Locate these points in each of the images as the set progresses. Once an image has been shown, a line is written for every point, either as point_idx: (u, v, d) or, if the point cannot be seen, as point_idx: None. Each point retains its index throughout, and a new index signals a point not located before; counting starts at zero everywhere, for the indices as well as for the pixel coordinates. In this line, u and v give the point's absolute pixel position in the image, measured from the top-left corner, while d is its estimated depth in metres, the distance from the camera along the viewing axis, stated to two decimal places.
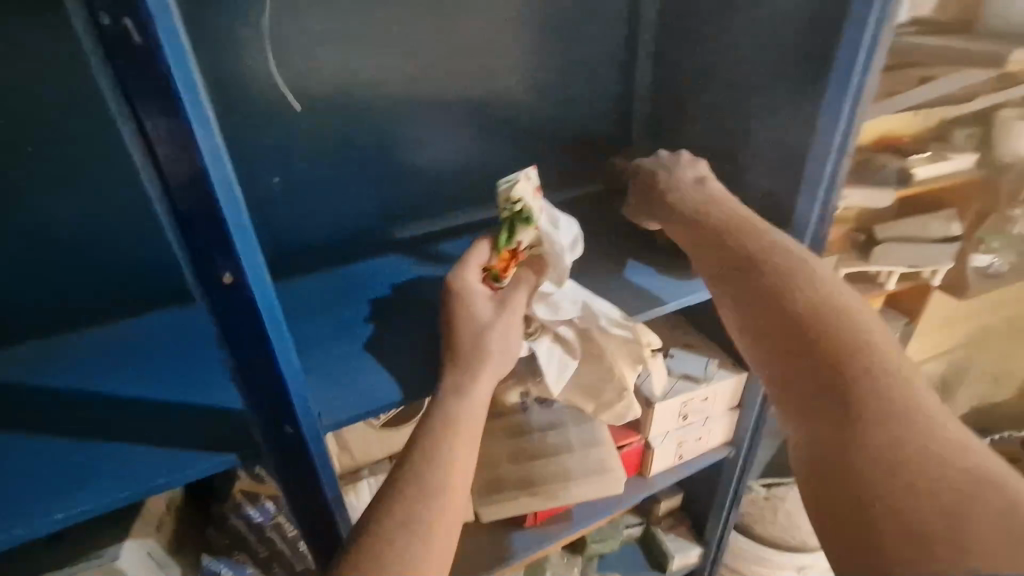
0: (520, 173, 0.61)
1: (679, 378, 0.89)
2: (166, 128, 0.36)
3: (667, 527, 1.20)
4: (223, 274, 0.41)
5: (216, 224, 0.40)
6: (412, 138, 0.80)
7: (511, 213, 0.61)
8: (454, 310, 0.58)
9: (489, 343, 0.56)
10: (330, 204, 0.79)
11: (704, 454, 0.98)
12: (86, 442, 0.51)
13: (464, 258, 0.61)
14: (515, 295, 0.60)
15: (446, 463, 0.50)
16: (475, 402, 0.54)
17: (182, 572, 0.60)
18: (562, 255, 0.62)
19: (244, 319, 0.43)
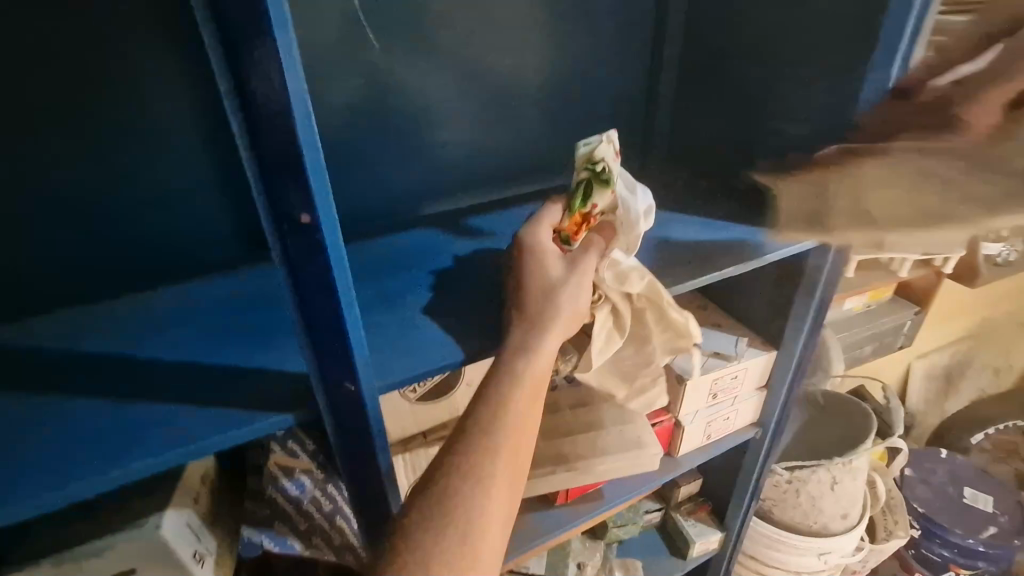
0: (602, 137, 0.62)
1: (710, 356, 0.89)
2: (254, 63, 0.35)
3: (687, 512, 1.18)
4: (299, 216, 0.41)
5: (294, 163, 0.39)
6: (444, 110, 0.78)
7: (590, 173, 0.61)
8: (529, 266, 0.58)
9: (559, 298, 0.56)
10: (362, 177, 0.78)
11: (731, 434, 0.98)
12: (137, 406, 0.52)
13: (536, 218, 0.62)
14: (586, 258, 0.59)
15: (512, 414, 0.50)
16: (542, 356, 0.53)
17: (218, 546, 0.59)
18: (637, 221, 0.62)
19: (314, 268, 0.43)
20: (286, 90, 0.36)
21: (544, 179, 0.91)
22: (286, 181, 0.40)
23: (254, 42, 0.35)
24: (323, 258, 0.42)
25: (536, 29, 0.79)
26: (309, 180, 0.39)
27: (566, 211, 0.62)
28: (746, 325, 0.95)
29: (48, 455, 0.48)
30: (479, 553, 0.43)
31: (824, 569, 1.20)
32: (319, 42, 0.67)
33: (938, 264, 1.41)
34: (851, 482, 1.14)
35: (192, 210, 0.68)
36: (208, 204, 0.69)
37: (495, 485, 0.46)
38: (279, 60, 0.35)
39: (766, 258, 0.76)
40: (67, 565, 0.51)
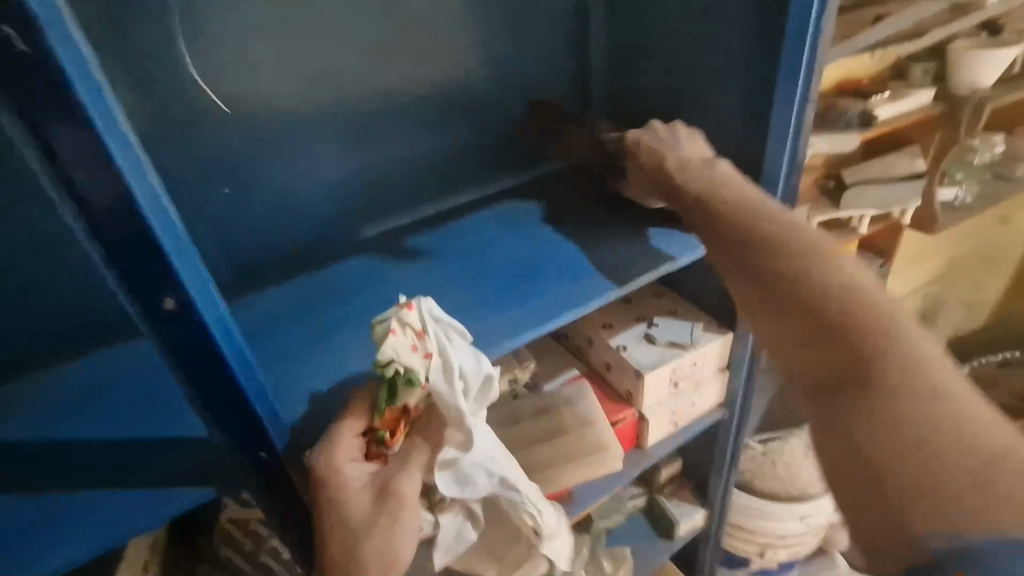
0: (393, 327, 0.53)
1: (666, 346, 0.88)
2: (101, 174, 0.37)
3: (670, 493, 1.20)
4: (164, 300, 0.42)
5: (152, 251, 0.40)
6: (369, 136, 0.77)
7: (388, 377, 0.53)
8: (328, 493, 0.52)
9: (395, 485, 0.55)
10: (296, 205, 0.76)
11: (700, 417, 0.98)
12: (59, 494, 0.52)
13: (333, 435, 0.54)
14: (405, 479, 0.56)
15: (365, 542, 0.53)
16: (400, 493, 0.55)
17: None
18: (458, 411, 0.57)
19: (196, 345, 0.45)
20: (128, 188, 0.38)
21: (482, 186, 0.90)
22: (149, 268, 0.41)
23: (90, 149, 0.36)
24: (203, 334, 0.44)
25: (455, 38, 0.78)
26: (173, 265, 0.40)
27: (374, 410, 0.55)
28: (702, 309, 0.94)
29: None
30: None
31: (807, 531, 1.23)
32: (226, 81, 0.66)
33: (897, 215, 1.39)
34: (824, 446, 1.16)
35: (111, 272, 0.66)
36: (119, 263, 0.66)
37: None
38: (117, 163, 0.37)
39: (664, 268, 0.75)
40: None
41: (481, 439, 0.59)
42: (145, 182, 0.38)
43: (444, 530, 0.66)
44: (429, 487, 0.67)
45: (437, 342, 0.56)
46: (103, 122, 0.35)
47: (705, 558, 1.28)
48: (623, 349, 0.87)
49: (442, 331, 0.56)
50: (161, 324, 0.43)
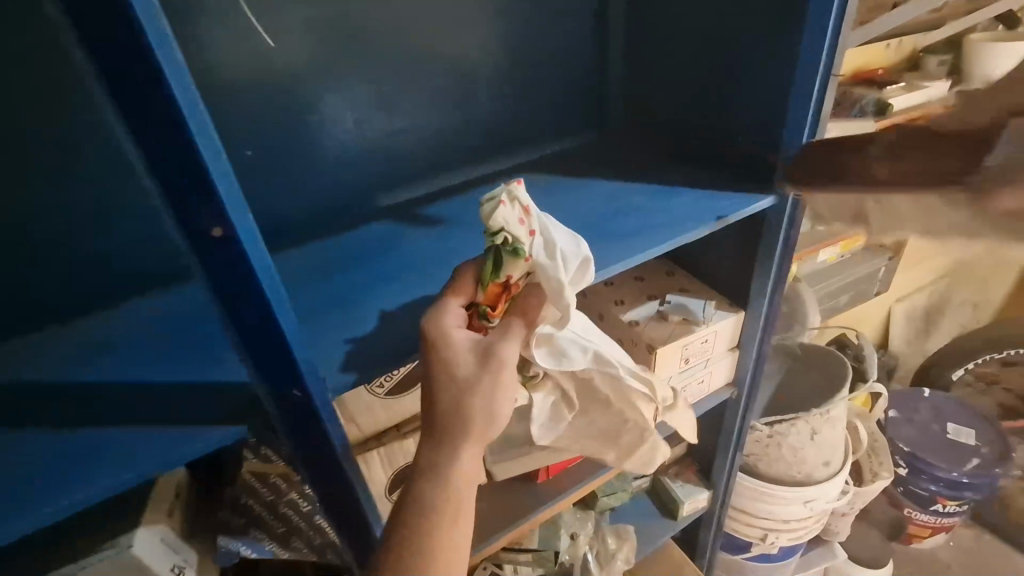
0: (501, 197, 0.55)
1: (678, 322, 0.89)
2: (150, 96, 0.36)
3: (675, 474, 1.21)
4: (211, 229, 0.41)
5: (199, 179, 0.39)
6: (389, 102, 0.78)
7: (495, 244, 0.56)
8: (438, 349, 0.53)
9: (497, 348, 0.54)
10: (318, 170, 0.77)
11: (708, 396, 0.99)
12: (82, 433, 0.52)
13: (442, 299, 0.56)
14: (505, 344, 0.55)
15: (467, 397, 0.52)
16: (503, 355, 0.54)
17: (197, 557, 0.60)
18: (559, 286, 0.57)
19: (239, 279, 0.44)
20: (178, 109, 0.37)
21: (499, 160, 0.91)
22: (196, 196, 0.40)
23: (137, 68, 0.35)
24: (247, 267, 0.43)
25: (478, 10, 0.79)
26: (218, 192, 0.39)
27: (479, 282, 0.58)
28: (714, 287, 0.95)
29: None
30: (454, 532, 0.51)
31: (811, 515, 1.24)
32: (255, 42, 0.67)
33: None
34: (830, 431, 1.17)
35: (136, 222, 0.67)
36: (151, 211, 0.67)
37: (460, 458, 0.53)
38: (165, 82, 0.36)
39: (683, 239, 0.75)
40: None
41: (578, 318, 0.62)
42: (195, 101, 0.37)
43: (537, 406, 0.67)
44: (526, 363, 0.67)
45: (539, 221, 0.58)
46: (156, 41, 0.35)
47: (706, 540, 1.29)
48: (636, 325, 0.89)
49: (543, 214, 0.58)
50: (206, 255, 0.43)
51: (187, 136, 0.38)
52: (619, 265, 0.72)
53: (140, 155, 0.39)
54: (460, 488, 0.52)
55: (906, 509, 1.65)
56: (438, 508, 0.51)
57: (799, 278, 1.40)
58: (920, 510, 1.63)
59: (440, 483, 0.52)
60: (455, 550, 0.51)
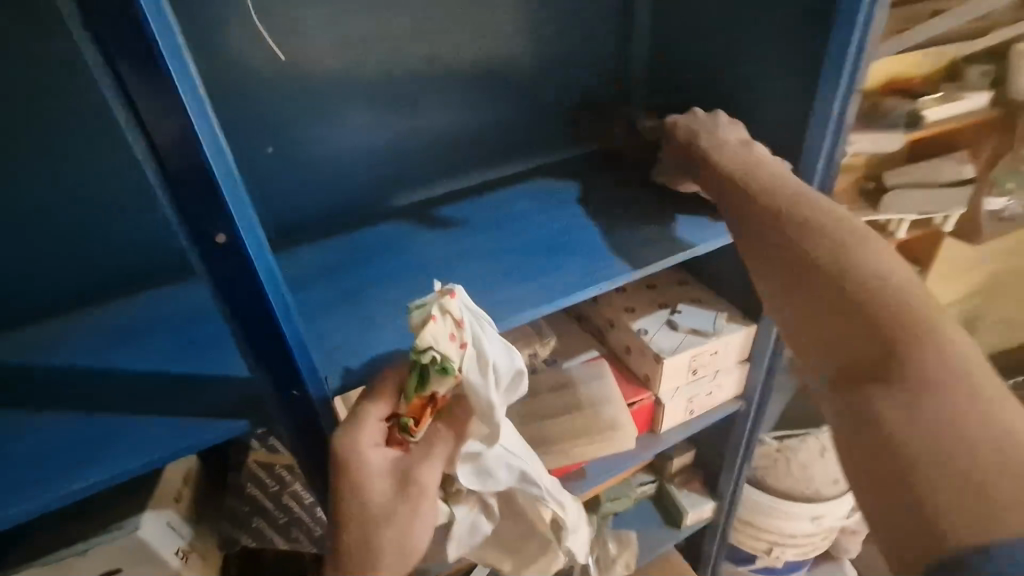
0: (429, 314, 0.54)
1: (688, 333, 0.88)
2: (160, 103, 0.37)
3: (680, 483, 1.21)
4: (216, 234, 0.43)
5: (205, 185, 0.41)
6: (406, 105, 0.79)
7: (421, 363, 0.54)
8: (353, 481, 0.53)
9: (413, 476, 0.55)
10: (333, 168, 0.78)
11: (715, 408, 0.98)
12: (94, 418, 0.54)
13: (359, 419, 0.55)
14: (424, 469, 0.55)
15: (379, 526, 0.53)
16: (421, 479, 0.55)
17: (203, 541, 0.62)
18: (489, 407, 0.56)
19: (244, 283, 0.45)
20: (187, 117, 0.38)
21: (515, 163, 0.91)
22: (203, 201, 0.41)
23: (151, 78, 0.37)
24: (250, 271, 0.44)
25: (496, 11, 0.78)
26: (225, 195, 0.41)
27: (401, 396, 0.56)
28: (726, 298, 0.94)
29: (16, 466, 0.51)
30: None
31: (818, 532, 1.22)
32: (274, 42, 0.68)
33: (938, 222, 1.34)
34: (842, 448, 1.15)
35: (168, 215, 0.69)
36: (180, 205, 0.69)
37: None
38: (176, 90, 0.37)
39: (691, 252, 0.74)
40: (56, 566, 0.54)
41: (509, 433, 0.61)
42: (202, 107, 0.38)
43: (460, 524, 0.66)
44: (448, 478, 0.66)
45: (472, 333, 0.56)
46: (168, 52, 0.36)
47: (711, 550, 1.28)
48: (645, 333, 0.88)
49: (480, 323, 0.56)
50: (211, 258, 0.44)
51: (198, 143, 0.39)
52: (628, 275, 0.71)
53: (150, 158, 0.40)
54: None
55: None
56: None
57: None
58: None
59: None
60: None
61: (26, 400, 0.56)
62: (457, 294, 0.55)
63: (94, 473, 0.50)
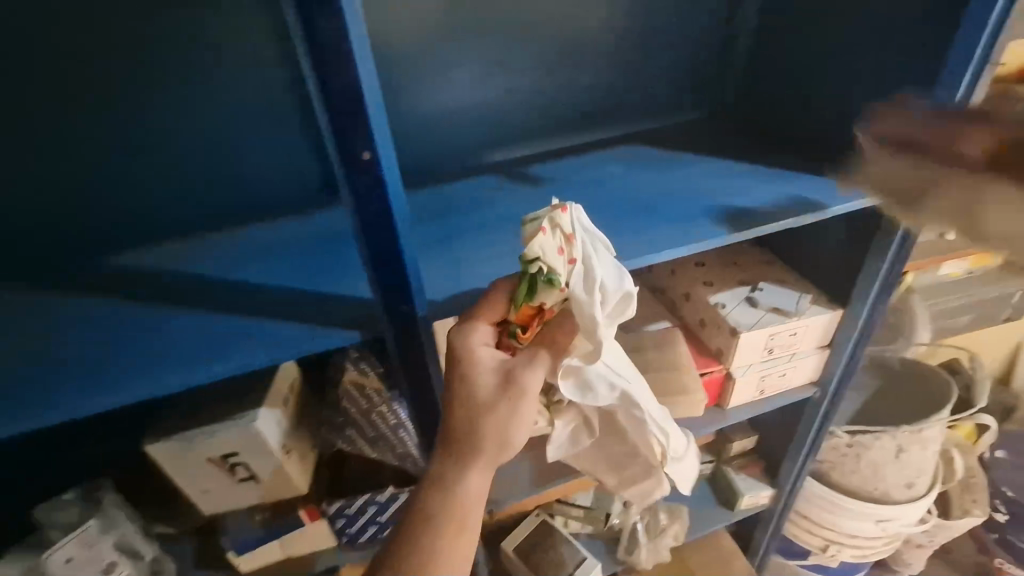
0: (540, 227, 0.57)
1: (767, 311, 0.87)
2: (325, 31, 0.42)
3: (738, 466, 1.20)
4: (360, 153, 0.48)
5: (357, 107, 0.46)
6: (512, 64, 0.81)
7: (530, 273, 0.57)
8: (463, 372, 0.58)
9: (519, 374, 0.57)
10: (436, 119, 0.82)
11: (786, 392, 0.97)
12: (224, 317, 0.62)
13: (472, 319, 0.59)
14: (529, 370, 0.58)
15: (483, 417, 0.56)
16: (526, 378, 0.58)
17: (298, 444, 0.71)
18: (594, 321, 0.56)
19: (376, 200, 0.51)
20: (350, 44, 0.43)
21: (609, 128, 0.92)
22: (353, 122, 0.46)
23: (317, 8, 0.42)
24: (385, 188, 0.50)
25: None
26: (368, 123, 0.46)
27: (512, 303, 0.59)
28: (812, 281, 0.92)
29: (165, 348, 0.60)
30: (461, 547, 0.54)
31: (881, 536, 1.18)
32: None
33: None
34: (918, 452, 1.10)
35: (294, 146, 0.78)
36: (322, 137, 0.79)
37: (470, 476, 0.56)
38: (342, 19, 0.42)
39: (788, 223, 0.73)
40: (187, 442, 0.63)
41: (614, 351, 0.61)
42: (363, 36, 0.43)
43: (557, 431, 0.71)
44: (550, 389, 0.73)
45: (581, 248, 0.58)
46: None
47: (761, 539, 1.27)
48: (722, 307, 0.88)
49: (589, 240, 0.58)
50: (351, 176, 0.50)
51: (351, 74, 0.44)
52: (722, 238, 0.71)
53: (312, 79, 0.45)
54: (467, 508, 0.55)
55: (998, 560, 1.49)
56: (445, 524, 0.54)
57: (914, 288, 1.29)
58: (1015, 563, 1.46)
59: (447, 497, 0.55)
60: (462, 558, 0.54)
61: (168, 299, 0.65)
62: (569, 210, 0.58)
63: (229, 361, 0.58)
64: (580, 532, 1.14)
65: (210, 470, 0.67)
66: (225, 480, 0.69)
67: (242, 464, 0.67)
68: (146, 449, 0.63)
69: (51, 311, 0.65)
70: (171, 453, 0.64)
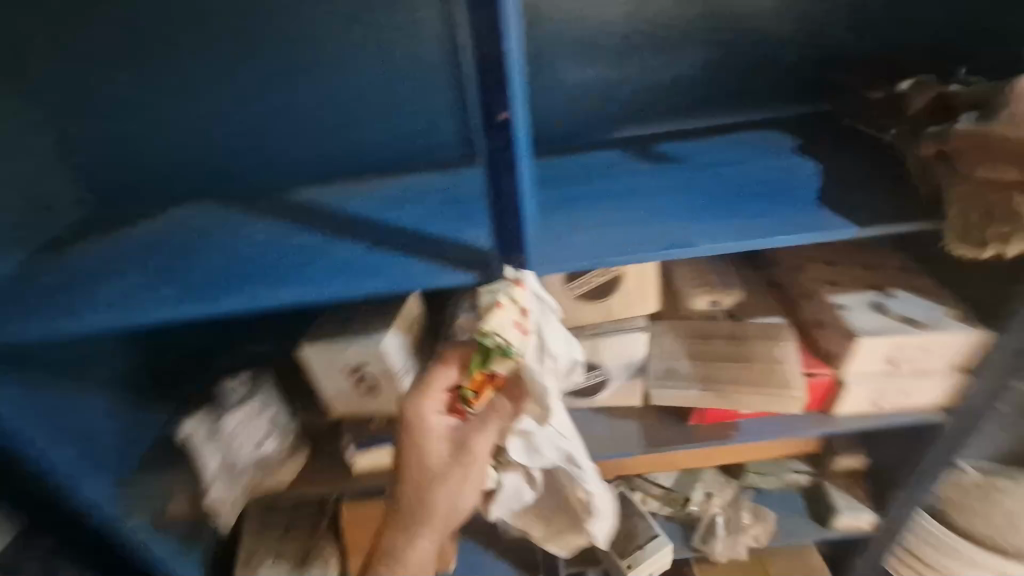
0: (496, 306, 0.60)
1: (898, 319, 0.80)
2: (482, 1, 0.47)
3: (840, 485, 1.13)
4: (499, 112, 0.54)
5: (501, 70, 0.51)
6: (648, 43, 0.85)
7: (487, 346, 0.61)
8: (417, 441, 0.63)
9: (471, 445, 0.65)
10: (569, 93, 0.88)
11: (908, 412, 0.88)
12: (367, 249, 0.72)
13: (428, 382, 0.64)
14: (478, 437, 0.65)
15: (432, 488, 0.64)
16: (476, 448, 0.65)
17: (416, 367, 0.82)
18: (543, 391, 0.64)
19: (506, 156, 0.57)
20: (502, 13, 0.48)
21: (735, 113, 0.92)
22: (495, 85, 0.52)
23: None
24: (515, 145, 0.56)
25: None
26: (509, 85, 0.52)
27: (467, 368, 0.64)
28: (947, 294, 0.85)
29: (320, 267, 0.71)
30: None
31: None
32: None
33: None
34: None
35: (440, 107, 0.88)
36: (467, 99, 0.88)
37: (420, 537, 0.65)
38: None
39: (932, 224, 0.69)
40: (332, 347, 0.77)
41: (559, 420, 0.69)
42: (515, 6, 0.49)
43: (503, 487, 0.76)
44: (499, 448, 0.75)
45: (534, 321, 0.64)
46: None
47: (854, 566, 1.20)
48: (844, 309, 0.83)
49: (538, 313, 0.65)
50: (489, 133, 0.56)
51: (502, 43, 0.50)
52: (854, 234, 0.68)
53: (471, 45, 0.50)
54: (415, 560, 0.65)
55: None
56: (397, 575, 0.65)
57: None
58: None
59: (399, 556, 0.65)
60: None
61: (328, 226, 0.78)
62: (524, 286, 0.63)
63: (369, 285, 0.67)
64: (658, 514, 1.14)
65: (343, 377, 0.80)
66: (354, 387, 0.82)
67: (370, 375, 0.79)
68: (301, 350, 0.78)
69: (239, 229, 0.80)
70: (319, 354, 0.77)
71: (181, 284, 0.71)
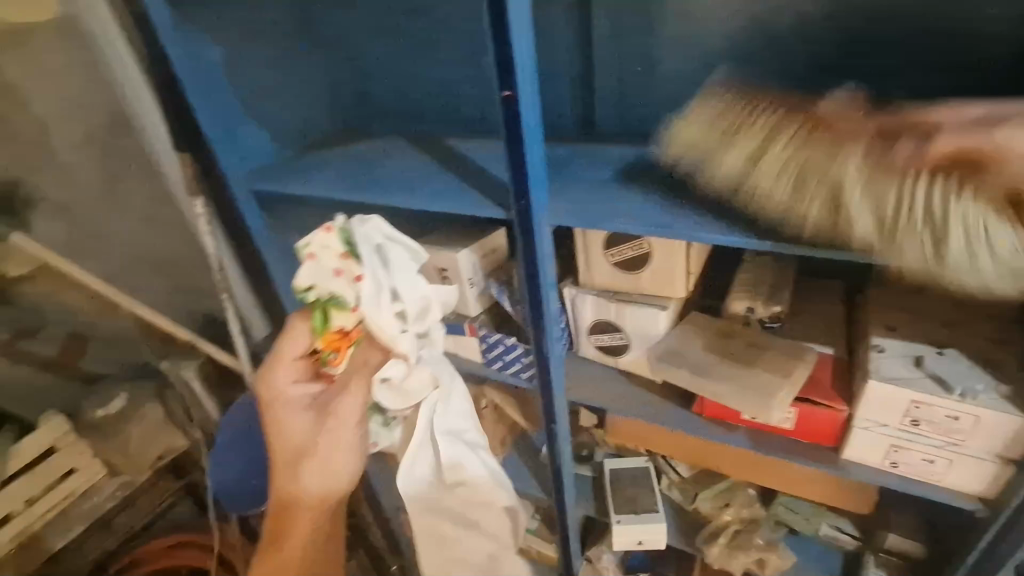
0: (303, 254, 0.72)
1: (927, 376, 0.75)
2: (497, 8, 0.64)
3: (884, 563, 1.02)
4: (506, 90, 0.69)
5: (509, 59, 0.66)
6: (756, 55, 0.88)
7: (316, 301, 0.73)
8: (279, 417, 0.79)
9: (334, 407, 0.79)
10: (670, 91, 0.97)
11: (936, 489, 0.80)
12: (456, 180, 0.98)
13: (286, 342, 0.79)
14: (342, 401, 0.79)
15: (303, 460, 0.78)
16: (343, 406, 0.79)
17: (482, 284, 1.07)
18: (386, 329, 0.75)
19: (513, 125, 0.72)
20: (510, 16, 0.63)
21: None
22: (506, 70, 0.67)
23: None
24: (520, 118, 0.70)
25: None
26: (514, 71, 0.66)
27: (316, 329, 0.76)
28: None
29: (424, 185, 1.00)
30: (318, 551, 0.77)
31: None
32: None
33: None
34: None
35: (565, 87, 1.06)
36: (588, 85, 1.04)
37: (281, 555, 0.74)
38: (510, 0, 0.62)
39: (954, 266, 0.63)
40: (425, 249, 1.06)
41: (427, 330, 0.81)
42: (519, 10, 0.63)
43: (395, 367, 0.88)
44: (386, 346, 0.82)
45: (362, 276, 0.73)
46: None
47: None
48: (876, 350, 0.79)
49: (373, 260, 0.74)
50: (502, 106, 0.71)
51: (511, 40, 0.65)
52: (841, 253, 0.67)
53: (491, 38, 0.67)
54: (293, 532, 0.75)
55: None
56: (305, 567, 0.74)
57: None
58: None
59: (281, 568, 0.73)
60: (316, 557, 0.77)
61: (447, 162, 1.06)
62: (336, 230, 0.73)
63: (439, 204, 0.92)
64: (674, 500, 1.22)
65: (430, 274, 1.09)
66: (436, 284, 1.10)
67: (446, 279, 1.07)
68: None
69: (399, 152, 1.15)
70: None
71: (345, 180, 1.07)
